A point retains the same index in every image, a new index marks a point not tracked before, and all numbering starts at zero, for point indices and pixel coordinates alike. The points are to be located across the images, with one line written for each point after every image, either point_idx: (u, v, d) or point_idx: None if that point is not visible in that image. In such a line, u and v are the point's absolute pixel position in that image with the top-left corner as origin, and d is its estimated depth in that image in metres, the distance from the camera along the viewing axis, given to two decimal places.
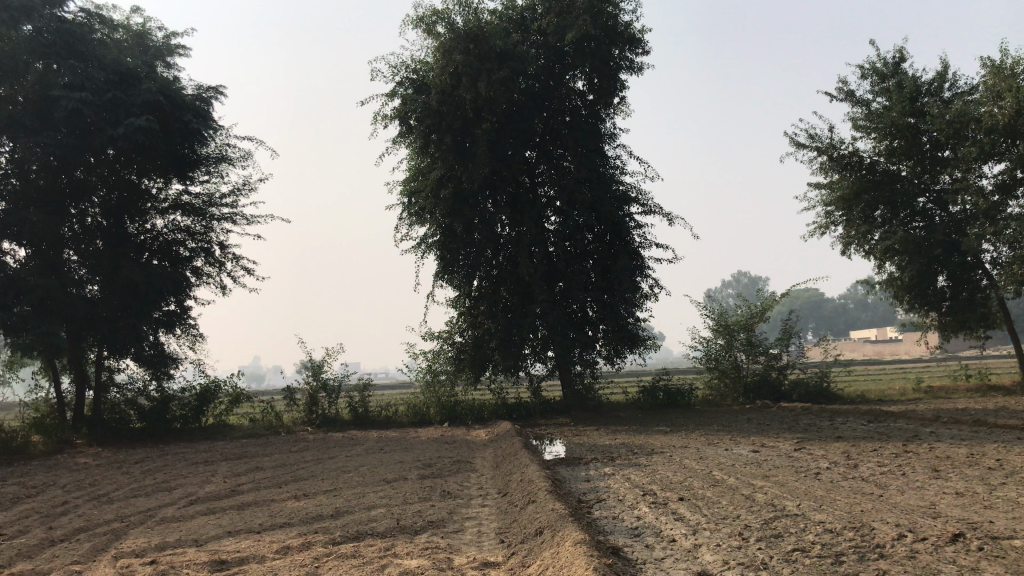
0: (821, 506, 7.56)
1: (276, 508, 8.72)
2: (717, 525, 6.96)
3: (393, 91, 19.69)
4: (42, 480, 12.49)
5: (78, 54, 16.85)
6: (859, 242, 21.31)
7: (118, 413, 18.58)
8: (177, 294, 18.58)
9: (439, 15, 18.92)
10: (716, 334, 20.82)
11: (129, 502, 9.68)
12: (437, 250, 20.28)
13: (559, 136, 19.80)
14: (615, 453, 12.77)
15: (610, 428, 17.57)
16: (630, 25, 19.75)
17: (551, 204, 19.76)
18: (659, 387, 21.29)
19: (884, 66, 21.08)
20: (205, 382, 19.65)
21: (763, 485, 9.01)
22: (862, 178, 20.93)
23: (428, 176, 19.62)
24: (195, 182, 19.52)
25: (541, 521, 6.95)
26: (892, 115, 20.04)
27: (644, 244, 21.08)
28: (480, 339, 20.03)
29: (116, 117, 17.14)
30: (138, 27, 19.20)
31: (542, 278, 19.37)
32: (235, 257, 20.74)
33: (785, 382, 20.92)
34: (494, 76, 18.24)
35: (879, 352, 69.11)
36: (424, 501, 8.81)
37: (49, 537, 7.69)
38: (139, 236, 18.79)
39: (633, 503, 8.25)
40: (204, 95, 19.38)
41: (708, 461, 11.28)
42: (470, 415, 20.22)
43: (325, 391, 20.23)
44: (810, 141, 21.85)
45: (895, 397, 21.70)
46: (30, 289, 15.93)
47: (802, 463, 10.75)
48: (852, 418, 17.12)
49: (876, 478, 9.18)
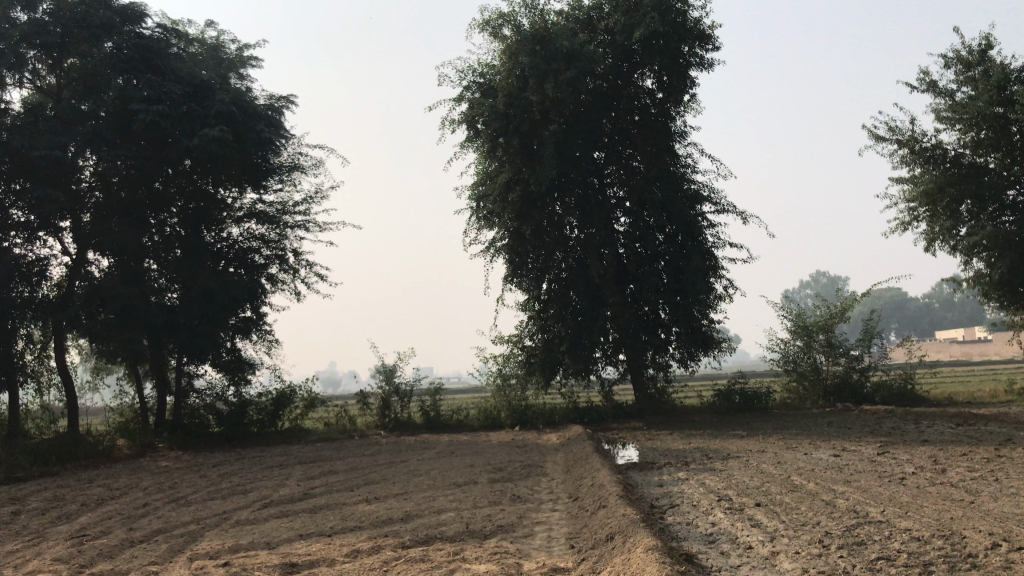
0: (907, 513, 7.20)
1: (347, 512, 8.74)
2: (796, 532, 6.69)
3: (460, 96, 19.74)
4: (124, 482, 12.83)
5: (154, 68, 17.37)
6: (944, 238, 20.45)
7: (197, 418, 18.96)
8: (253, 301, 18.87)
9: (505, 18, 18.91)
10: (794, 336, 20.20)
11: (206, 505, 9.85)
12: (505, 254, 20.22)
13: (628, 136, 19.54)
14: (689, 458, 12.48)
15: (685, 432, 17.22)
16: (699, 20, 19.39)
17: (620, 204, 19.50)
18: (736, 391, 20.74)
19: (968, 54, 20.21)
20: (281, 387, 19.93)
21: (845, 491, 8.64)
22: (946, 172, 20.10)
23: (496, 179, 19.62)
24: (268, 191, 19.90)
25: (612, 527, 6.78)
26: (978, 105, 19.20)
27: (718, 244, 20.67)
28: (551, 343, 19.88)
29: (191, 129, 17.58)
30: (213, 41, 19.73)
31: (613, 281, 19.14)
32: (308, 264, 21.06)
33: (866, 384, 20.21)
34: (561, 76, 18.12)
35: (966, 353, 66.39)
36: (493, 506, 8.71)
37: (128, 539, 7.84)
38: (216, 245, 19.20)
39: (708, 508, 8.00)
40: (276, 105, 19.76)
41: (786, 466, 10.91)
42: (542, 419, 20.05)
43: (397, 395, 20.38)
44: (890, 135, 21.10)
45: (986, 399, 20.77)
46: (113, 298, 16.54)
47: (886, 467, 10.31)
48: (940, 421, 16.42)
49: (967, 484, 8.72)
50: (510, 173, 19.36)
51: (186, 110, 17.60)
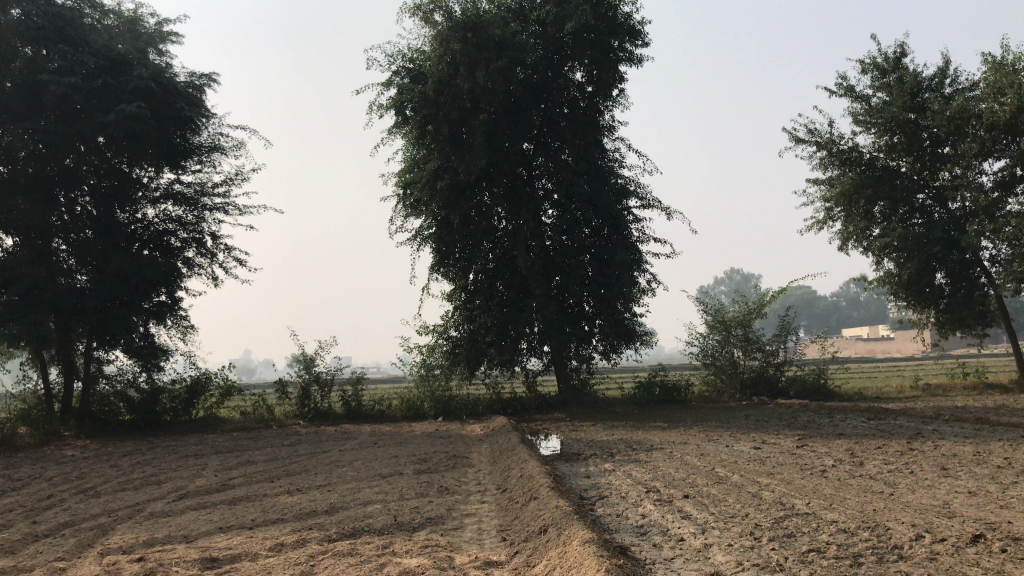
0: (831, 505, 7.34)
1: (269, 504, 8.47)
2: (727, 524, 6.74)
3: (389, 80, 19.40)
4: (28, 472, 12.18)
5: (68, 39, 16.52)
6: (858, 238, 21.07)
7: (107, 405, 18.28)
8: (168, 285, 18.23)
9: (437, 3, 18.64)
10: (712, 330, 20.59)
11: (117, 496, 9.41)
12: (432, 243, 19.98)
13: (558, 128, 19.53)
14: (614, 449, 12.54)
15: (607, 424, 17.36)
16: (630, 16, 19.49)
17: (548, 197, 19.54)
18: (656, 383, 20.97)
19: (884, 61, 20.83)
20: (197, 374, 19.26)
21: (769, 482, 8.78)
22: (862, 174, 20.59)
23: (424, 167, 19.40)
24: (187, 172, 19.18)
25: (545, 519, 6.69)
26: (892, 110, 19.86)
27: (643, 238, 20.92)
28: (476, 333, 19.74)
29: (106, 104, 16.83)
30: (130, 13, 18.91)
31: (539, 272, 19.12)
32: (227, 249, 20.43)
33: (782, 378, 20.71)
34: (492, 64, 17.98)
35: (871, 350, 68.94)
36: (421, 498, 8.55)
37: (32, 533, 7.39)
38: (130, 226, 18.45)
39: (636, 500, 8.01)
40: (197, 82, 19.05)
41: (710, 458, 11.05)
42: (465, 410, 19.95)
43: (317, 384, 19.92)
44: (809, 136, 21.63)
45: (893, 395, 21.54)
46: (18, 277, 15.73)
47: (806, 460, 10.53)
48: (852, 415, 16.96)
49: (885, 477, 8.96)
50: (439, 161, 19.14)
51: (101, 84, 16.85)
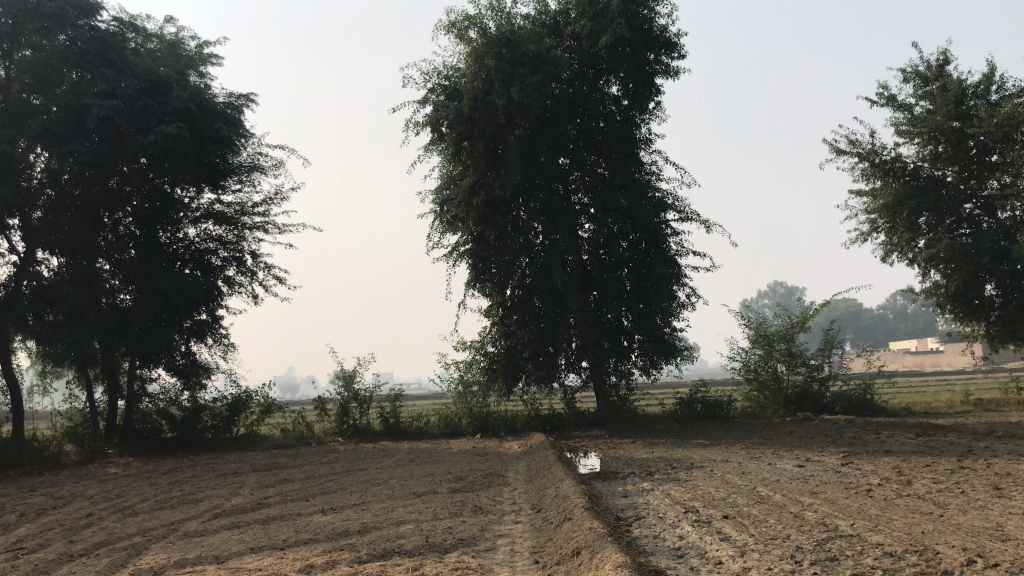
0: (876, 527, 7.09)
1: (302, 523, 8.43)
2: (767, 547, 6.52)
3: (425, 98, 19.47)
4: (70, 490, 12.33)
5: (111, 63, 16.88)
6: (903, 250, 20.64)
7: (149, 423, 18.48)
8: (209, 304, 18.39)
9: (471, 20, 18.69)
10: (754, 345, 20.20)
11: (154, 515, 9.45)
12: (468, 259, 19.96)
13: (594, 142, 19.42)
14: (653, 467, 12.32)
15: (647, 441, 17.10)
16: (665, 28, 19.34)
17: (585, 211, 19.41)
18: (697, 399, 20.67)
19: (927, 69, 20.39)
20: (238, 392, 19.42)
21: (812, 502, 8.52)
22: (905, 185, 20.16)
23: (461, 183, 19.42)
24: (227, 191, 19.43)
25: (578, 541, 6.54)
26: (936, 119, 19.40)
27: (681, 251, 20.68)
28: (513, 349, 19.62)
29: (147, 125, 17.08)
30: (171, 37, 19.25)
31: (576, 287, 18.99)
32: (267, 267, 20.63)
33: (826, 394, 20.25)
34: (527, 80, 17.95)
35: (920, 364, 67.30)
36: (454, 517, 8.44)
37: (67, 553, 7.41)
38: (171, 246, 18.72)
39: (674, 521, 7.81)
40: (236, 103, 19.29)
41: (751, 477, 10.79)
42: (503, 427, 19.78)
43: (356, 402, 20.02)
44: (850, 147, 21.21)
45: (942, 410, 20.94)
46: (63, 298, 15.95)
47: (851, 479, 10.22)
48: (900, 431, 16.48)
49: (934, 496, 8.64)
50: (474, 177, 19.13)
51: (142, 106, 17.13)
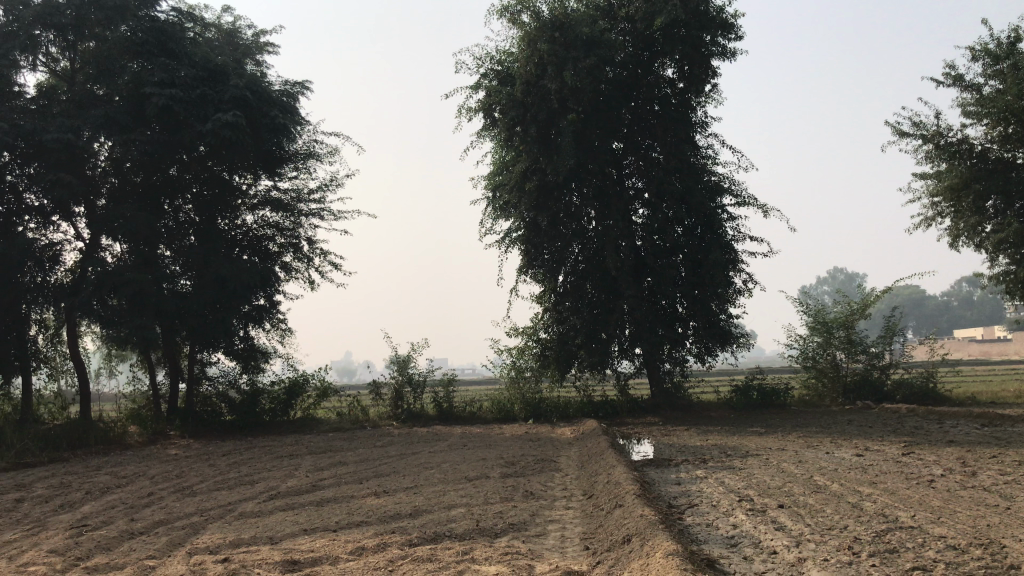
0: (938, 519, 6.88)
1: (355, 505, 8.51)
2: (824, 537, 6.37)
3: (478, 83, 19.44)
4: (132, 470, 12.65)
5: (170, 52, 17.22)
6: (969, 235, 19.96)
7: (209, 405, 18.90)
8: (266, 289, 18.64)
9: (524, 4, 18.57)
10: (813, 332, 19.76)
11: (211, 495, 9.64)
12: (521, 245, 19.92)
13: (648, 126, 19.18)
14: (707, 455, 12.15)
15: (702, 428, 16.88)
16: (722, 9, 18.95)
17: (639, 196, 19.19)
18: (753, 386, 20.34)
19: (997, 47, 19.65)
20: (294, 375, 19.72)
21: (872, 493, 8.30)
22: (973, 167, 19.51)
23: (513, 169, 19.39)
24: (283, 179, 19.71)
25: (629, 529, 6.47)
26: (1005, 99, 18.57)
27: (738, 236, 20.36)
28: (566, 335, 19.56)
29: (205, 113, 17.37)
30: (229, 26, 19.54)
31: (630, 273, 18.82)
32: (323, 253, 20.88)
33: (887, 382, 19.76)
34: (580, 63, 17.78)
35: (986, 352, 65.39)
36: (505, 502, 8.43)
37: (129, 530, 7.60)
38: (230, 232, 19.02)
39: (728, 509, 7.69)
40: (292, 90, 19.51)
41: (808, 466, 10.56)
42: (556, 413, 19.74)
43: (410, 386, 20.15)
44: (914, 129, 20.60)
45: (1010, 399, 20.27)
46: (124, 283, 16.33)
47: (912, 469, 9.94)
48: (964, 421, 16.00)
49: (1001, 489, 8.35)
50: (527, 163, 19.03)
51: (200, 94, 17.44)
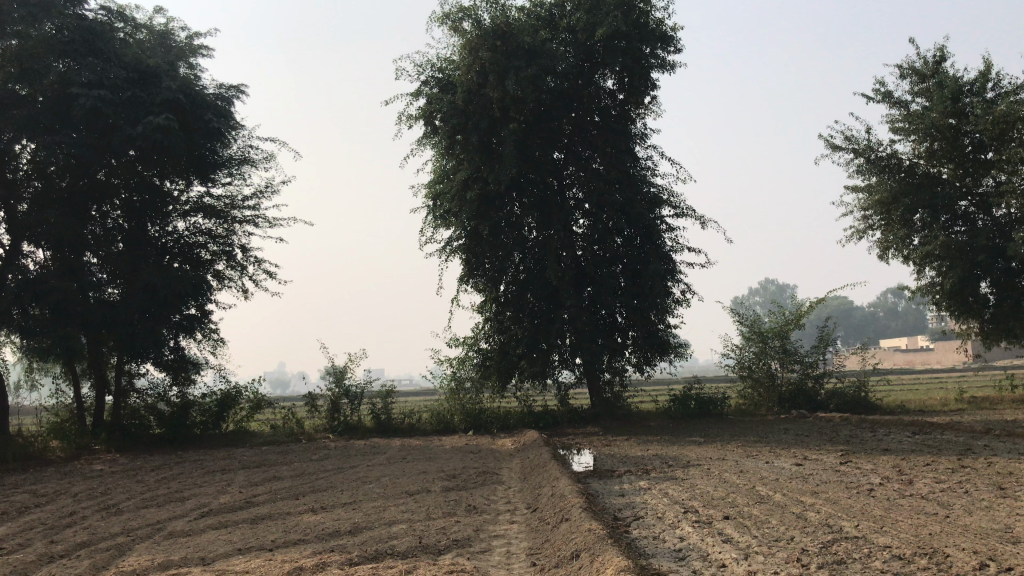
0: (882, 528, 6.90)
1: (292, 523, 8.18)
2: (772, 549, 6.32)
3: (418, 91, 19.23)
4: (53, 488, 12.04)
5: (98, 52, 16.59)
6: (898, 247, 20.44)
7: (137, 419, 18.20)
8: (198, 298, 18.07)
9: (466, 12, 18.46)
10: (748, 342, 19.96)
11: (139, 514, 9.19)
12: (461, 254, 19.74)
13: (589, 136, 19.23)
14: (650, 466, 12.11)
15: (642, 438, 16.87)
16: (661, 22, 19.12)
17: (579, 206, 19.20)
18: (691, 396, 20.49)
19: (924, 65, 20.23)
20: (227, 387, 19.18)
21: (814, 503, 8.32)
22: (901, 181, 20.01)
23: (454, 177, 19.24)
24: (216, 185, 19.17)
25: (577, 544, 6.32)
26: (932, 116, 19.20)
27: (676, 247, 20.52)
28: (507, 345, 19.45)
29: (136, 116, 16.84)
30: (161, 27, 18.97)
31: (570, 283, 18.79)
32: (257, 261, 20.38)
33: (821, 391, 20.08)
34: (521, 72, 17.72)
35: (911, 362, 67.35)
36: (447, 517, 8.22)
37: (48, 553, 7.16)
38: (161, 239, 18.42)
39: (674, 521, 7.63)
40: (226, 94, 19.01)
41: (749, 476, 10.59)
42: (496, 424, 19.54)
43: (347, 398, 19.74)
44: (845, 143, 21.06)
45: (937, 408, 20.80)
46: (48, 291, 15.66)
47: (851, 478, 10.03)
48: (896, 430, 16.31)
49: (938, 497, 8.47)
50: (468, 172, 18.87)
51: (129, 96, 16.86)
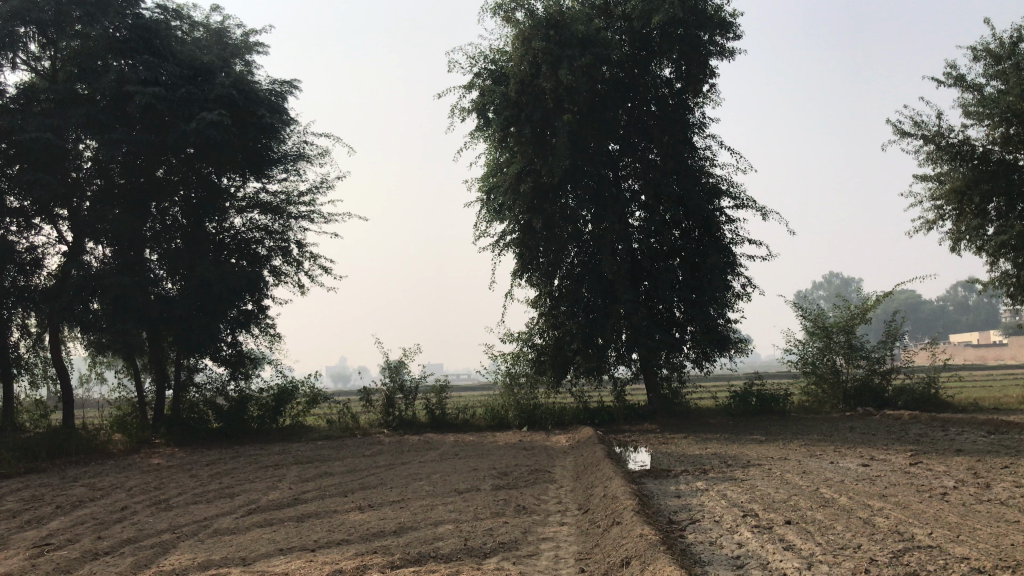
0: (959, 538, 6.41)
1: (338, 522, 8.02)
2: (837, 558, 5.90)
3: (471, 83, 19.04)
4: (109, 481, 12.16)
5: (154, 50, 16.74)
6: (971, 238, 19.44)
7: (196, 413, 18.38)
8: (254, 294, 18.13)
9: (518, 2, 18.17)
10: (812, 337, 19.28)
11: (188, 510, 9.15)
12: (515, 248, 19.50)
13: (645, 127, 18.75)
14: (708, 465, 11.73)
15: (700, 436, 16.41)
16: (720, 8, 18.56)
17: (635, 198, 18.77)
18: (752, 393, 19.86)
19: (999, 47, 19.24)
20: (284, 382, 19.18)
21: (883, 508, 7.84)
22: (975, 169, 19.05)
23: (507, 170, 19.00)
24: (272, 181, 19.27)
25: (628, 550, 6.01)
26: (1008, 100, 18.21)
27: (736, 239, 19.96)
28: (562, 340, 19.12)
29: (191, 113, 16.91)
30: (218, 25, 19.09)
31: (626, 277, 18.40)
32: (312, 257, 20.44)
33: (888, 388, 19.28)
34: (575, 62, 17.33)
35: (982, 357, 65.26)
36: (496, 518, 7.97)
37: (91, 550, 7.10)
38: (218, 235, 18.52)
39: (733, 525, 7.25)
40: (280, 89, 19.07)
41: (813, 477, 10.10)
42: (552, 420, 19.23)
43: (401, 393, 19.62)
44: (914, 130, 20.19)
45: (1012, 406, 19.83)
46: (107, 286, 15.82)
47: (922, 480, 9.52)
48: (970, 429, 15.55)
49: (1017, 502, 7.92)
50: (522, 164, 18.59)
51: (185, 93, 16.90)
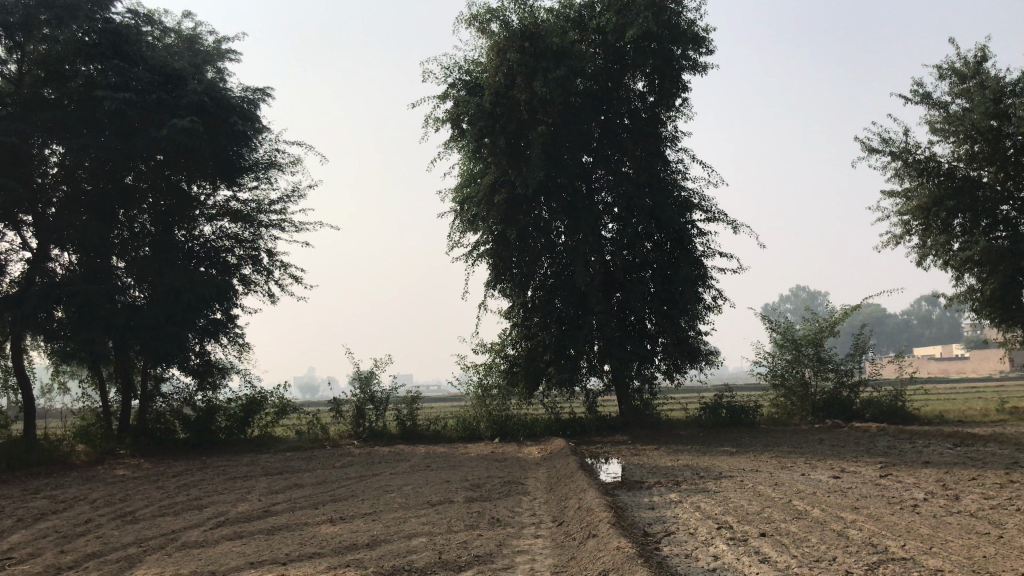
0: (932, 550, 6.44)
1: (309, 534, 7.90)
2: (813, 570, 5.91)
3: (445, 94, 19.02)
4: (72, 493, 11.89)
5: (124, 55, 16.54)
6: (937, 253, 19.73)
7: (163, 423, 18.19)
8: (224, 303, 17.95)
9: (493, 13, 18.20)
10: (782, 349, 19.44)
11: (155, 523, 8.97)
12: (488, 259, 19.47)
13: (618, 140, 18.83)
14: (681, 477, 11.73)
15: (671, 448, 16.43)
16: (693, 23, 18.71)
17: (608, 210, 18.84)
18: (722, 405, 20.00)
19: (964, 66, 19.60)
20: (252, 392, 18.97)
21: (856, 520, 7.88)
22: (941, 185, 19.34)
23: (481, 181, 18.97)
24: (243, 189, 19.11)
25: (605, 563, 5.97)
26: (973, 118, 18.60)
27: (707, 252, 20.11)
28: (534, 352, 19.12)
29: (161, 119, 16.79)
30: (189, 31, 18.90)
31: (599, 288, 18.44)
32: (283, 265, 20.28)
33: (856, 401, 19.47)
34: (550, 74, 17.38)
35: (945, 370, 66.32)
36: (470, 531, 7.90)
37: (55, 565, 6.91)
38: (187, 243, 18.30)
39: (708, 538, 7.25)
40: (252, 97, 18.90)
41: (785, 489, 10.14)
42: (523, 431, 19.18)
43: (372, 404, 19.49)
44: (882, 146, 20.49)
45: (976, 418, 20.11)
46: (72, 294, 15.55)
47: (893, 492, 9.59)
48: (936, 441, 15.73)
49: (987, 515, 8.00)
50: (496, 174, 18.58)
51: (155, 99, 16.74)
